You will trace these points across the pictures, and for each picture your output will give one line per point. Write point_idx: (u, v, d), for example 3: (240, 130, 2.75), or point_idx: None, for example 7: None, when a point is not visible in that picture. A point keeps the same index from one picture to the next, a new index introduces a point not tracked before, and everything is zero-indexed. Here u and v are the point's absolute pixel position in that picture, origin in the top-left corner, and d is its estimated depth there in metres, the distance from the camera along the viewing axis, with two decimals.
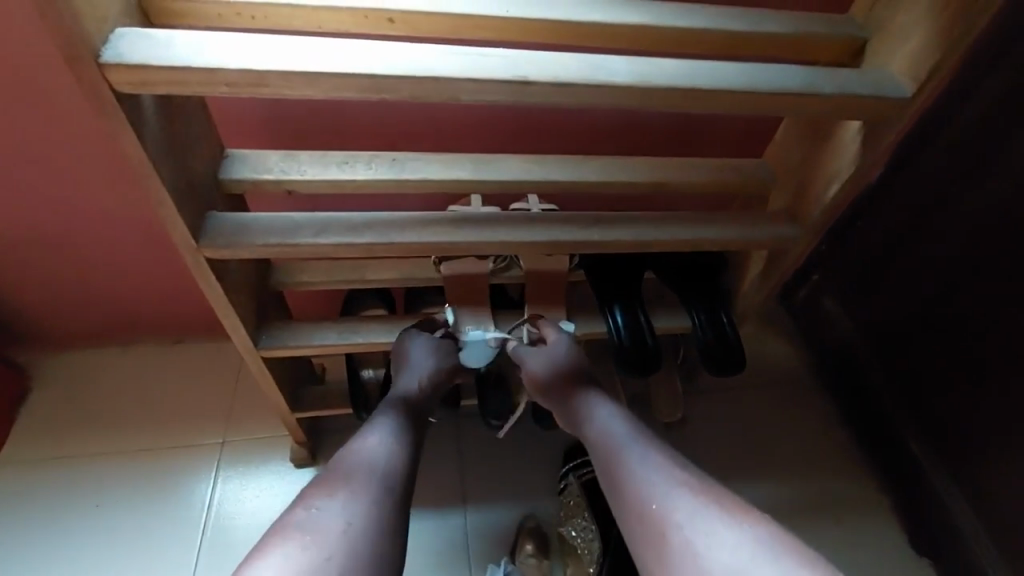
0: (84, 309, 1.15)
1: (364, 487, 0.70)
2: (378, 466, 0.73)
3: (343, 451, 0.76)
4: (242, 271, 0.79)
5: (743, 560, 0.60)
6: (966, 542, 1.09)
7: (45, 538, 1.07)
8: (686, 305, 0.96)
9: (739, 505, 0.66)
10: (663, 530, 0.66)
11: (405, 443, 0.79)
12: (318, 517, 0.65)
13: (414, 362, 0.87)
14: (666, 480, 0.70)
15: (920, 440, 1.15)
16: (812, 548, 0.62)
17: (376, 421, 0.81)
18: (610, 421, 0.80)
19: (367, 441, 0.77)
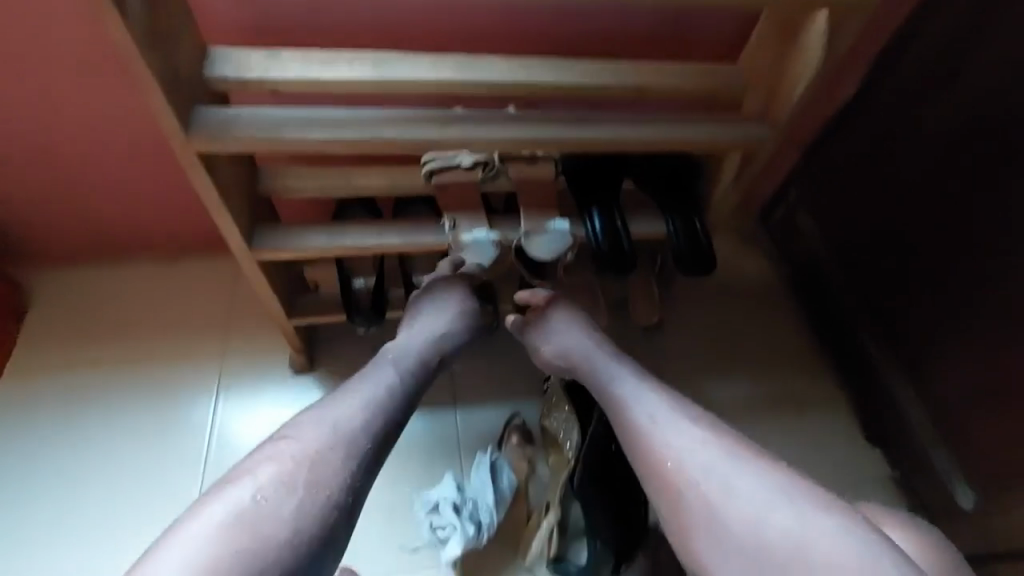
0: (80, 223, 1.18)
1: (310, 479, 0.70)
2: (332, 455, 0.73)
3: (302, 427, 0.75)
4: (232, 173, 0.81)
5: (755, 507, 0.69)
6: (913, 434, 1.19)
7: (60, 443, 1.14)
8: (662, 212, 1.00)
9: (746, 455, 0.74)
10: (680, 481, 0.74)
11: (371, 424, 0.77)
12: (258, 509, 0.67)
13: (426, 319, 0.97)
14: (682, 440, 0.77)
15: (879, 343, 1.24)
16: (815, 487, 0.70)
17: (348, 401, 0.79)
18: (620, 383, 0.87)
19: (331, 422, 0.76)
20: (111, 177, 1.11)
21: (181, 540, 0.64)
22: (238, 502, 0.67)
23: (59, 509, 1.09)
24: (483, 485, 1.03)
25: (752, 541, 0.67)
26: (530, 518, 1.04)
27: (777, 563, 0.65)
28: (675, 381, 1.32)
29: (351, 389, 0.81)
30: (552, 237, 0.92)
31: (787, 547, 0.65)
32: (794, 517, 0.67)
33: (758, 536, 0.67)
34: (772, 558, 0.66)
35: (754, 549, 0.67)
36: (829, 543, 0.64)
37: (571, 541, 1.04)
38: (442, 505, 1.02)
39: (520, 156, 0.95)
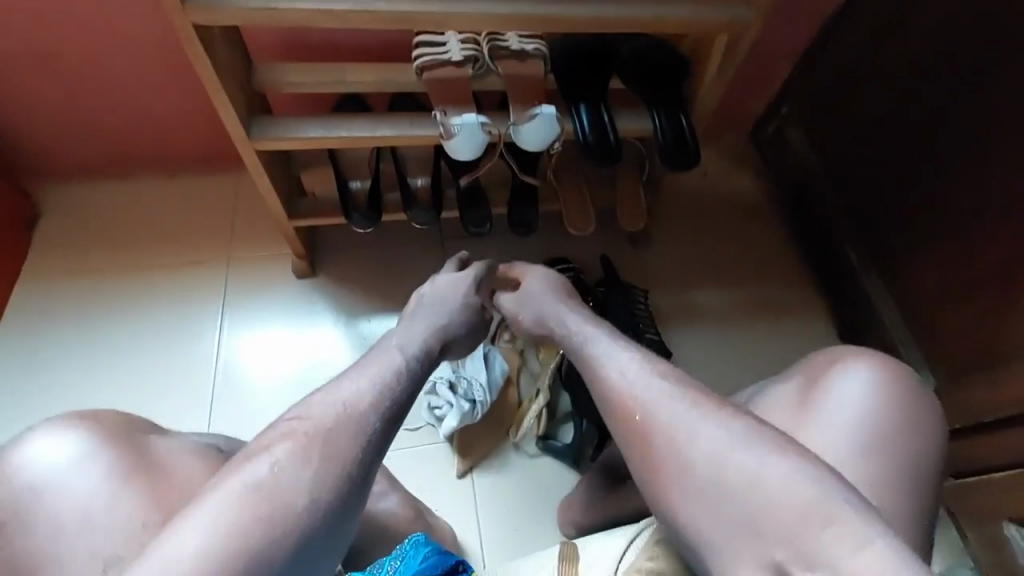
0: (82, 131, 1.21)
1: (325, 453, 0.59)
2: (349, 426, 0.61)
3: (311, 402, 0.63)
4: (228, 58, 0.85)
5: (714, 452, 0.60)
6: (885, 332, 1.25)
7: (73, 343, 1.19)
8: (648, 106, 1.03)
9: (705, 403, 0.64)
10: (652, 437, 0.64)
11: (393, 398, 0.66)
12: (275, 481, 0.56)
13: (442, 299, 0.86)
14: (671, 400, 0.65)
15: (857, 247, 1.29)
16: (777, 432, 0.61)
17: (357, 368, 0.68)
18: (591, 341, 0.77)
19: (344, 394, 0.64)
20: (111, 83, 1.14)
21: (178, 533, 0.53)
22: (242, 486, 0.56)
23: (78, 399, 1.15)
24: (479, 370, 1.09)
25: (711, 490, 0.59)
26: (521, 403, 1.11)
27: (739, 514, 0.57)
28: (662, 290, 1.36)
29: (363, 362, 0.70)
30: (539, 123, 0.93)
31: (743, 491, 0.57)
32: (755, 460, 0.58)
33: (721, 486, 0.58)
34: (732, 507, 0.57)
35: (718, 499, 0.58)
36: (792, 491, 0.55)
37: (558, 424, 1.10)
38: (439, 386, 1.08)
39: (509, 53, 0.97)
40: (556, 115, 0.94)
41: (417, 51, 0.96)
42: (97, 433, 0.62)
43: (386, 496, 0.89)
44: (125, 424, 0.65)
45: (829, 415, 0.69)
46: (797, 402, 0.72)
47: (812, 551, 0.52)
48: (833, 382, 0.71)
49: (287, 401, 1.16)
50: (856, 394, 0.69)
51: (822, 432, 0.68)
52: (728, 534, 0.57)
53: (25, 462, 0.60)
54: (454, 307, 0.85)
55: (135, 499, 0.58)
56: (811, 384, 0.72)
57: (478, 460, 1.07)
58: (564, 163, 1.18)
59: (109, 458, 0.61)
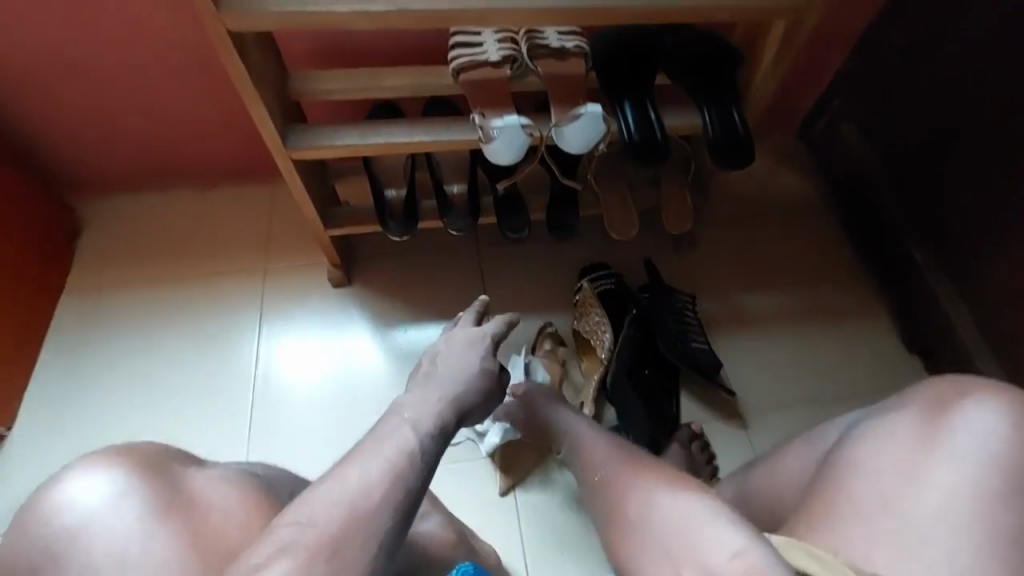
0: (124, 145, 1.23)
1: (332, 563, 0.52)
2: (357, 530, 0.54)
3: (311, 501, 0.56)
4: (264, 64, 0.83)
5: (671, 506, 0.61)
6: (959, 339, 1.14)
7: (113, 357, 1.20)
8: (697, 101, 0.97)
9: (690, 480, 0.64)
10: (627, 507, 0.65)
11: (401, 493, 0.57)
12: None
13: (458, 361, 0.76)
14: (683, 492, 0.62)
15: (925, 248, 1.20)
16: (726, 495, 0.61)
17: (362, 457, 0.59)
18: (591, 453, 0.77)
19: (350, 486, 0.56)
20: (150, 97, 1.15)
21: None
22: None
23: (117, 413, 1.15)
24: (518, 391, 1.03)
25: (653, 535, 0.60)
26: None
27: (676, 553, 0.57)
28: (709, 295, 1.29)
29: (372, 438, 0.62)
30: (585, 122, 0.88)
31: (676, 533, 0.58)
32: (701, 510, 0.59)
33: (663, 533, 0.59)
34: (676, 549, 0.58)
35: (665, 546, 0.59)
36: (732, 551, 0.54)
37: None
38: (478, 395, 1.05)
39: (548, 51, 0.93)
40: (602, 113, 0.89)
41: (454, 52, 0.93)
42: (132, 464, 0.61)
43: (428, 517, 0.84)
44: (160, 456, 0.64)
45: (955, 457, 0.57)
46: (910, 435, 0.60)
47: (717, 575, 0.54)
48: (953, 425, 0.59)
49: (323, 413, 1.14)
50: (988, 436, 0.57)
51: (936, 481, 0.57)
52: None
53: (59, 497, 0.58)
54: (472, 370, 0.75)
55: (166, 535, 0.56)
56: (928, 416, 0.61)
57: (520, 478, 1.02)
58: (605, 165, 1.12)
59: (142, 495, 0.59)
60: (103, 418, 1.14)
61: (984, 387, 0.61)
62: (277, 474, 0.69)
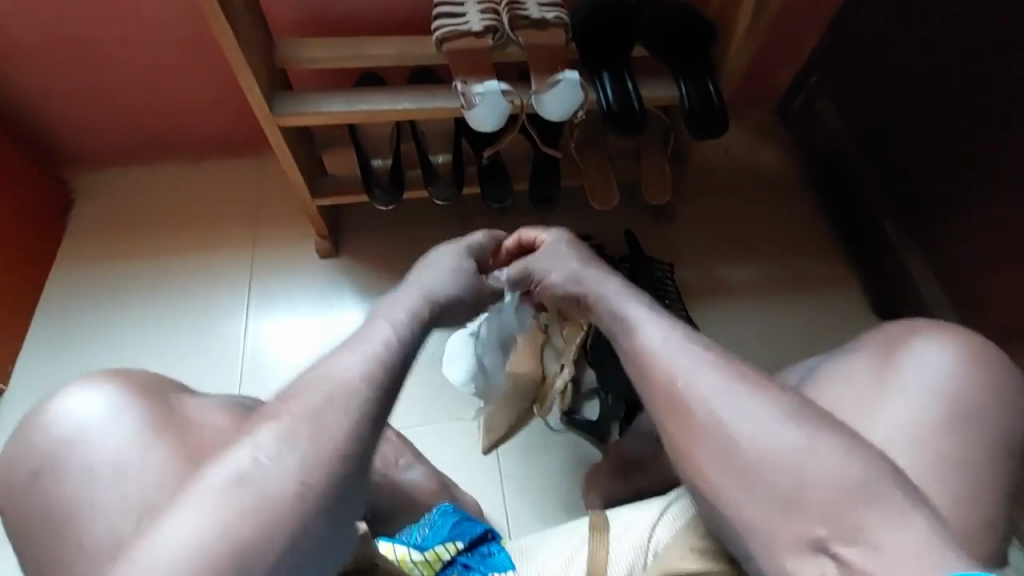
0: (112, 118, 1.24)
1: (335, 423, 0.50)
2: (356, 398, 0.52)
3: (300, 385, 0.53)
4: (251, 31, 0.85)
5: (764, 436, 0.51)
6: (925, 306, 1.19)
7: (107, 324, 1.22)
8: (673, 73, 1.00)
9: (757, 380, 0.55)
10: (700, 414, 0.54)
11: (387, 374, 0.55)
12: (263, 472, 0.47)
13: (443, 266, 0.74)
14: (766, 408, 0.52)
15: (896, 219, 1.24)
16: (820, 411, 0.52)
17: (347, 347, 0.56)
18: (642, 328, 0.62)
19: (347, 366, 0.54)
20: (137, 70, 1.16)
21: (161, 535, 0.44)
22: (238, 472, 0.47)
23: (115, 362, 1.19)
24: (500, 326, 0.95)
25: (748, 474, 0.51)
26: (545, 377, 1.08)
27: (776, 492, 0.49)
28: (688, 266, 1.33)
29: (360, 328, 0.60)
30: (564, 88, 0.91)
31: (787, 465, 0.49)
32: (800, 443, 0.50)
33: (771, 464, 0.50)
34: (775, 480, 0.50)
35: (761, 482, 0.50)
36: (836, 471, 0.48)
37: (583, 399, 1.11)
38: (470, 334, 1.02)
39: (529, 22, 0.95)
40: (580, 81, 0.92)
41: (437, 22, 0.95)
42: (128, 388, 0.63)
43: (412, 468, 0.88)
44: (155, 382, 0.66)
45: (906, 391, 0.61)
46: (863, 373, 0.64)
47: (851, 528, 0.46)
48: (905, 361, 0.63)
49: None
50: (935, 368, 0.61)
51: (887, 414, 0.60)
52: (769, 521, 0.49)
53: (58, 413, 0.61)
54: (458, 274, 0.74)
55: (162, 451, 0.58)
56: (882, 357, 0.64)
57: (503, 436, 1.06)
58: (586, 137, 1.15)
59: (138, 413, 0.61)
60: None
61: (940, 324, 0.65)
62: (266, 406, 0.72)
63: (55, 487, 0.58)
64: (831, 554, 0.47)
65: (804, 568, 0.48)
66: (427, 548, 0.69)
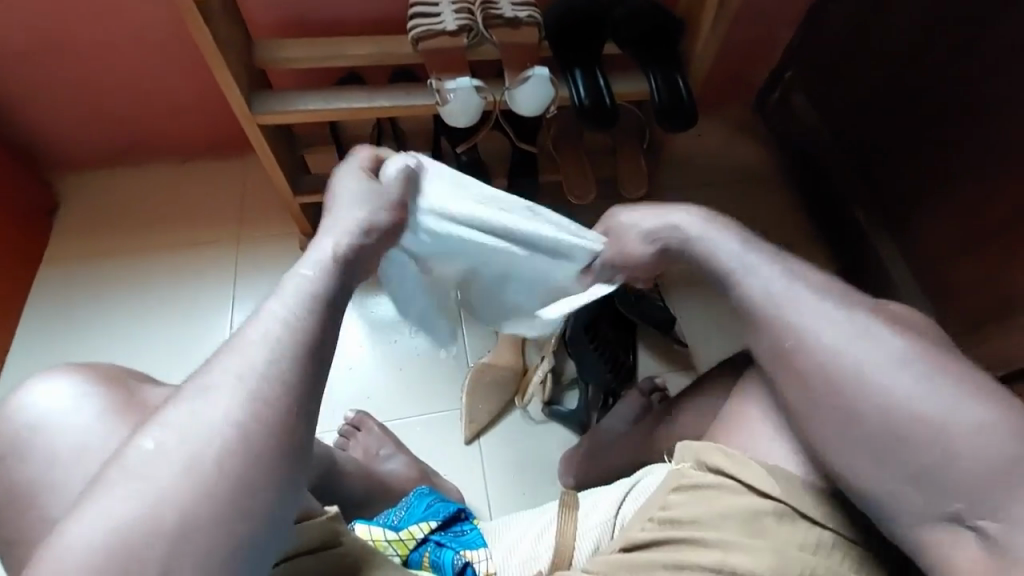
0: (96, 121, 1.26)
1: (246, 409, 0.48)
2: (265, 386, 0.49)
3: (233, 347, 0.51)
4: (228, 31, 0.87)
5: (916, 412, 0.50)
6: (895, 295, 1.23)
7: (90, 325, 1.23)
8: (644, 68, 1.03)
9: (899, 342, 0.53)
10: (829, 374, 0.54)
11: (311, 321, 0.53)
12: (198, 442, 0.46)
13: (355, 192, 0.63)
14: (912, 377, 0.51)
15: (867, 209, 1.27)
16: (964, 374, 0.51)
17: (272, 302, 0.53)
18: (756, 281, 0.60)
19: (253, 347, 0.50)
20: (120, 73, 1.18)
21: (98, 513, 0.43)
22: (131, 460, 0.45)
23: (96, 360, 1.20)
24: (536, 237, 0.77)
25: (887, 443, 0.51)
26: (526, 369, 1.11)
27: (913, 463, 0.50)
28: None
29: (272, 294, 0.54)
30: (534, 85, 0.94)
31: (934, 442, 0.49)
32: (941, 418, 0.49)
33: (914, 440, 0.50)
34: (920, 455, 0.49)
35: (895, 449, 0.50)
36: (992, 450, 0.48)
37: (564, 389, 1.12)
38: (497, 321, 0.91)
39: (502, 21, 0.97)
40: (550, 77, 0.94)
41: (412, 22, 0.97)
42: (96, 379, 0.64)
43: (392, 458, 0.91)
44: (126, 373, 0.67)
45: None
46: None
47: (999, 507, 0.47)
48: None
49: None
50: None
51: None
52: (901, 488, 0.50)
53: (30, 402, 0.62)
54: (381, 203, 0.64)
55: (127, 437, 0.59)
56: None
57: (484, 426, 1.09)
58: (563, 132, 1.18)
59: (105, 400, 0.62)
60: None
61: None
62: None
63: (29, 472, 0.59)
64: (970, 527, 0.48)
65: (939, 538, 0.49)
66: (400, 529, 0.71)
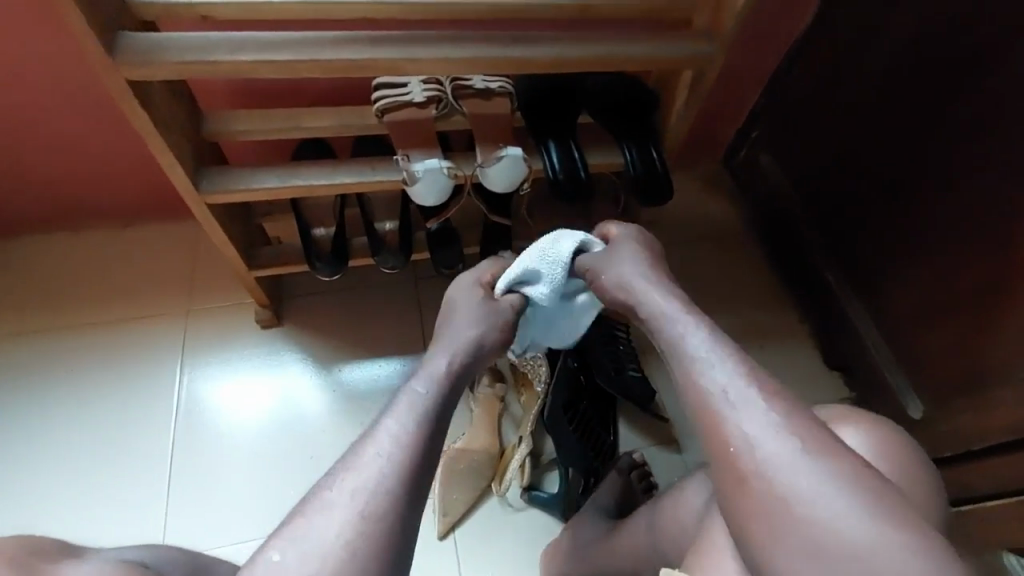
0: (22, 184, 1.14)
1: (357, 524, 0.51)
2: (376, 503, 0.53)
3: (348, 459, 0.56)
4: (171, 107, 0.80)
5: (845, 527, 0.49)
6: (867, 357, 1.23)
7: (12, 414, 1.10)
8: (617, 140, 1.01)
9: (825, 442, 0.53)
10: (759, 475, 0.53)
11: (418, 439, 0.57)
12: (313, 557, 0.50)
13: (467, 312, 0.74)
14: (834, 482, 0.51)
15: (837, 271, 1.27)
16: (883, 485, 0.51)
17: (386, 416, 0.59)
18: (701, 368, 0.60)
19: (370, 461, 0.55)
20: (52, 135, 1.08)
21: None
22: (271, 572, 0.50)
23: (16, 461, 1.07)
24: (530, 300, 0.81)
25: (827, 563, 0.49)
26: (502, 450, 1.05)
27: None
28: None
29: (386, 410, 0.60)
30: (507, 164, 0.91)
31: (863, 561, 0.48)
32: (868, 534, 0.49)
33: (838, 555, 0.49)
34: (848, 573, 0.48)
35: (828, 564, 0.49)
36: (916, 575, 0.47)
37: (543, 472, 1.07)
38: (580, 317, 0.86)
39: (473, 92, 0.93)
40: (523, 156, 0.92)
41: (377, 93, 0.92)
42: None
43: None
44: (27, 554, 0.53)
45: None
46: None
47: None
48: None
49: (249, 462, 1.09)
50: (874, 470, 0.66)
51: None
52: None
53: None
54: (488, 317, 0.74)
55: None
56: None
57: (459, 518, 1.01)
58: (538, 199, 1.14)
59: None
60: None
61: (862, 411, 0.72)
62: (166, 552, 0.62)
63: None
64: None
65: None
66: None
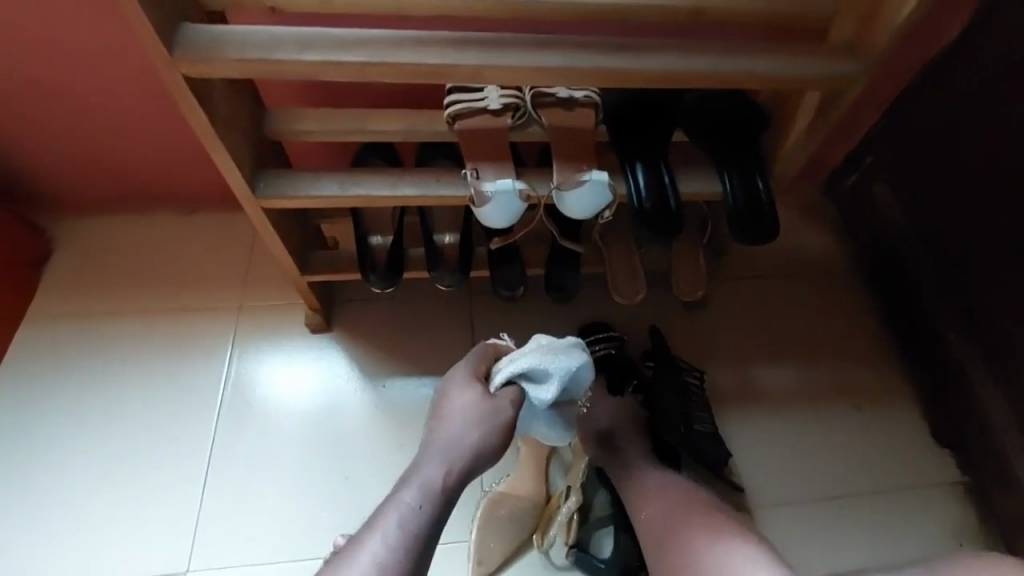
0: (96, 167, 1.15)
1: None
2: None
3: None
4: (232, 105, 0.74)
5: None
6: (991, 436, 1.03)
7: (68, 394, 1.11)
8: (716, 164, 0.86)
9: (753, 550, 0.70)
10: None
11: (394, 570, 0.62)
12: None
13: (464, 414, 0.73)
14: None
15: (962, 334, 1.06)
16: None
17: (368, 541, 0.64)
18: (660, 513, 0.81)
19: None
20: (126, 121, 1.07)
21: None
22: None
23: (66, 442, 1.07)
24: (528, 395, 0.76)
25: None
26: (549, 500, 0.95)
27: None
28: (718, 364, 1.18)
29: (369, 531, 0.65)
30: (589, 190, 0.80)
31: None
32: None
33: None
34: None
35: None
36: None
37: (593, 531, 0.97)
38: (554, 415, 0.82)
39: (556, 101, 0.83)
40: (609, 180, 0.80)
41: (450, 98, 0.84)
42: None
43: None
44: None
45: None
46: None
47: None
48: None
49: (286, 472, 1.05)
50: None
51: None
52: None
53: None
54: (489, 423, 0.73)
55: None
56: None
57: (495, 567, 0.93)
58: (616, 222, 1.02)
59: None
60: (33, 480, 1.04)
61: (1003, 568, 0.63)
62: None
63: None
64: None
65: None
66: None
